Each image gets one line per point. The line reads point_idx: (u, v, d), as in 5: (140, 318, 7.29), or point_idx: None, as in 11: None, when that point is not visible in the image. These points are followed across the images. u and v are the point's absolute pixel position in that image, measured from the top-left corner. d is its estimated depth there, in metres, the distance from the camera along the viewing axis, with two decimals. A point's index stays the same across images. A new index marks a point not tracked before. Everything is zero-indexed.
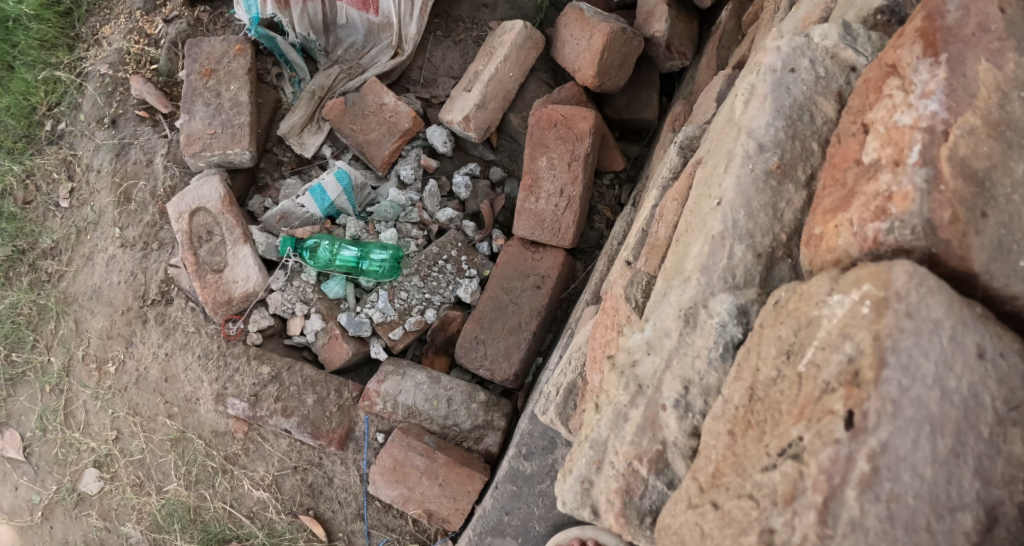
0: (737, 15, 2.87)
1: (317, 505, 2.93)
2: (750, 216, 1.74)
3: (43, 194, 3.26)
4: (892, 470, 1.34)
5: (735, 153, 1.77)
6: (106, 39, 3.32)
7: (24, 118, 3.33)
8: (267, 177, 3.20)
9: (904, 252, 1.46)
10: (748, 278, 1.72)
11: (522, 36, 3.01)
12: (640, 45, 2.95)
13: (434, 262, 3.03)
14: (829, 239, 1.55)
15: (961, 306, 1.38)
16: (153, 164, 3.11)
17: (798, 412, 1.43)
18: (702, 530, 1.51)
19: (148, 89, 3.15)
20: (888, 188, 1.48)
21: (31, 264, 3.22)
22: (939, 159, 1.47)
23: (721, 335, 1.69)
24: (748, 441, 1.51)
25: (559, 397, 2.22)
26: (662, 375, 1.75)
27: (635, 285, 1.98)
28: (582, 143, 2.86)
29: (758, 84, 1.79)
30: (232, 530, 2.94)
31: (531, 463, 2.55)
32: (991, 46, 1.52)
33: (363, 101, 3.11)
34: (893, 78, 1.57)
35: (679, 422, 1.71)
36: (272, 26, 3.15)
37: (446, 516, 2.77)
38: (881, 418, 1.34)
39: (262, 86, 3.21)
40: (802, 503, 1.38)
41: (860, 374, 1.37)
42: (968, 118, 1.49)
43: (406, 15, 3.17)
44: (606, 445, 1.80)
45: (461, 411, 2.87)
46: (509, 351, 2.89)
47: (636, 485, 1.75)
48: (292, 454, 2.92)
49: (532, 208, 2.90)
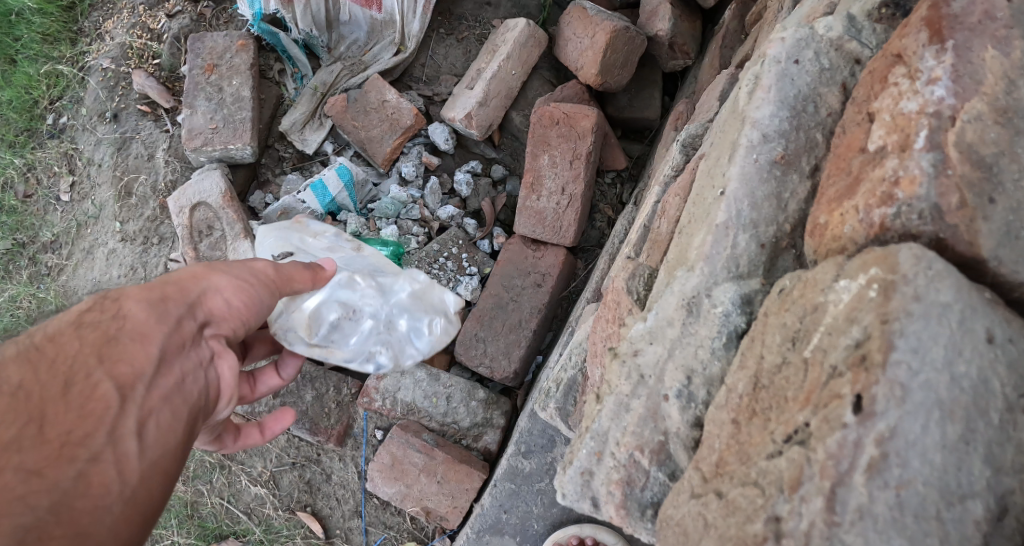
0: (740, 13, 2.86)
1: (315, 502, 2.95)
2: (754, 206, 1.73)
3: (44, 187, 3.25)
4: (900, 455, 1.32)
5: (738, 144, 1.77)
6: (109, 33, 3.31)
7: (25, 112, 3.32)
8: (267, 172, 3.19)
9: (911, 238, 1.45)
10: (752, 268, 1.72)
11: (524, 34, 3.00)
12: (643, 43, 2.94)
13: (434, 259, 3.00)
14: (834, 228, 1.55)
15: (970, 291, 1.37)
16: (154, 160, 3.11)
17: (804, 398, 1.43)
18: (706, 519, 1.50)
19: (150, 84, 3.14)
20: (895, 173, 1.48)
21: (31, 258, 3.21)
22: (946, 144, 1.46)
23: (725, 325, 1.69)
24: (753, 429, 1.51)
25: (559, 393, 2.22)
26: (665, 365, 1.74)
27: (638, 277, 1.99)
28: (583, 141, 2.85)
29: (761, 75, 1.79)
30: (229, 526, 2.97)
31: (530, 461, 2.54)
32: (997, 33, 1.51)
33: (365, 97, 3.10)
34: (899, 66, 1.57)
35: (681, 412, 1.70)
36: (275, 22, 3.15)
37: (444, 514, 2.77)
38: (889, 402, 1.32)
39: (264, 81, 3.21)
40: (808, 489, 1.36)
41: (867, 358, 1.36)
42: (975, 104, 1.48)
43: (409, 12, 3.16)
44: (607, 435, 1.79)
45: (460, 409, 2.86)
46: (509, 349, 2.87)
47: (637, 477, 1.74)
48: (290, 450, 2.96)
49: (533, 206, 2.90)
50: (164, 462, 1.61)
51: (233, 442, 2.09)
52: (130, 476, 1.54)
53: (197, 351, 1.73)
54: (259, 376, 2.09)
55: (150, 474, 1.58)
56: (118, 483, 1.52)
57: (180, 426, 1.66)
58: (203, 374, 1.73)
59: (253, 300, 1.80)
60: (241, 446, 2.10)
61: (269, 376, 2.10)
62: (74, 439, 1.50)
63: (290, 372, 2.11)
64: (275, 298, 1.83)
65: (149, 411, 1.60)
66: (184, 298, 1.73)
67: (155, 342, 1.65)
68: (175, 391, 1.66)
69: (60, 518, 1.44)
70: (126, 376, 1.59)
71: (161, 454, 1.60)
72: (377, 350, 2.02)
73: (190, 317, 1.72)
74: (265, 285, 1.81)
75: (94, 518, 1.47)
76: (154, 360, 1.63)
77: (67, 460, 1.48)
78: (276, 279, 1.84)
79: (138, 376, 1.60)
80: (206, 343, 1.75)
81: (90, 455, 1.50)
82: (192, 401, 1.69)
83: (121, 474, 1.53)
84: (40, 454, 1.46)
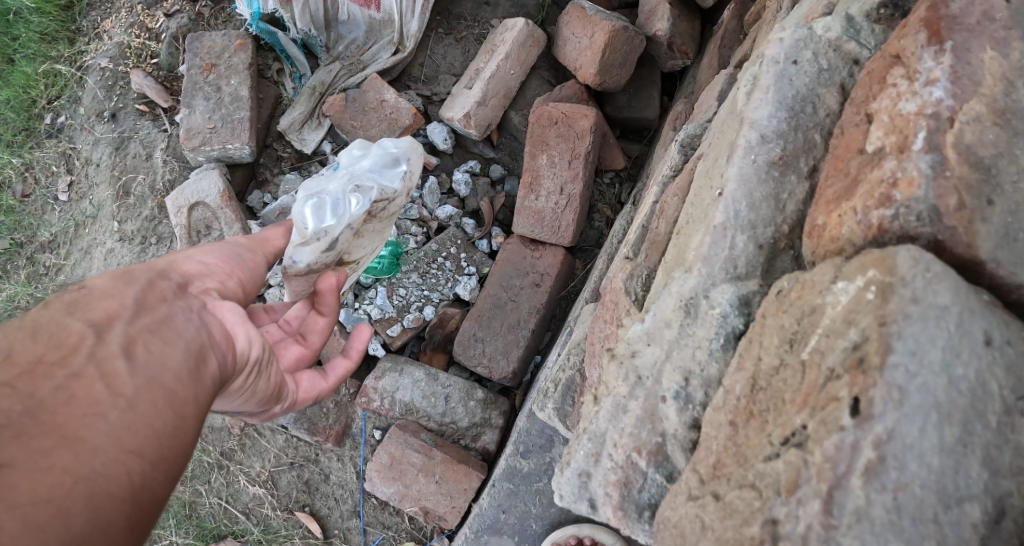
0: (739, 14, 2.85)
1: (313, 502, 2.95)
2: (752, 207, 1.72)
3: (42, 187, 3.25)
4: (898, 458, 1.31)
5: (736, 145, 1.77)
6: (107, 32, 3.30)
7: (24, 111, 3.32)
8: (266, 172, 3.19)
9: (910, 239, 1.45)
10: (750, 269, 1.71)
11: (523, 34, 3.00)
12: (641, 43, 2.94)
13: (433, 259, 3.00)
14: (832, 229, 1.55)
15: (968, 293, 1.37)
16: (152, 159, 3.10)
17: (802, 400, 1.43)
18: (703, 521, 1.50)
19: (149, 83, 3.14)
20: (893, 175, 1.47)
21: (29, 258, 3.21)
22: (944, 146, 1.46)
23: (723, 327, 1.68)
24: (751, 431, 1.50)
25: (557, 394, 2.21)
26: (662, 367, 1.74)
27: (636, 278, 1.99)
28: (582, 141, 2.85)
29: (760, 76, 1.79)
30: (227, 526, 2.96)
31: (529, 461, 2.54)
32: (995, 34, 1.51)
33: (364, 97, 3.09)
34: (897, 67, 1.57)
35: (679, 413, 1.70)
36: (273, 22, 3.15)
37: (442, 514, 2.77)
38: (887, 405, 1.32)
39: (263, 81, 3.20)
40: (805, 492, 1.35)
41: (864, 360, 1.35)
42: (973, 105, 1.48)
43: (408, 12, 3.16)
44: (605, 437, 1.78)
45: (458, 408, 2.86)
46: (507, 349, 2.86)
47: (634, 478, 1.73)
48: (289, 450, 2.96)
49: (532, 206, 2.89)
50: (167, 382, 1.51)
51: (326, 380, 1.99)
52: (124, 390, 1.46)
53: (185, 300, 1.66)
54: (305, 327, 1.99)
55: (148, 390, 1.48)
56: (108, 396, 1.44)
57: (180, 353, 1.56)
58: (198, 314, 1.65)
59: (226, 253, 1.81)
60: (337, 381, 2.01)
61: (314, 320, 1.99)
62: (49, 361, 1.45)
63: (331, 304, 1.94)
64: (264, 258, 1.89)
65: (135, 338, 1.53)
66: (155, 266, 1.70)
67: (130, 291, 1.60)
68: (164, 325, 1.58)
69: (42, 422, 1.37)
70: (101, 317, 1.54)
71: (158, 374, 1.51)
72: (357, 193, 1.88)
73: (166, 278, 1.67)
74: (235, 246, 1.85)
75: (85, 423, 1.40)
76: (132, 302, 1.58)
77: (43, 377, 1.42)
78: (254, 243, 1.89)
79: (114, 314, 1.54)
80: (196, 295, 1.69)
81: (69, 372, 1.44)
82: (191, 334, 1.60)
83: (110, 388, 1.45)
84: (11, 373, 1.42)
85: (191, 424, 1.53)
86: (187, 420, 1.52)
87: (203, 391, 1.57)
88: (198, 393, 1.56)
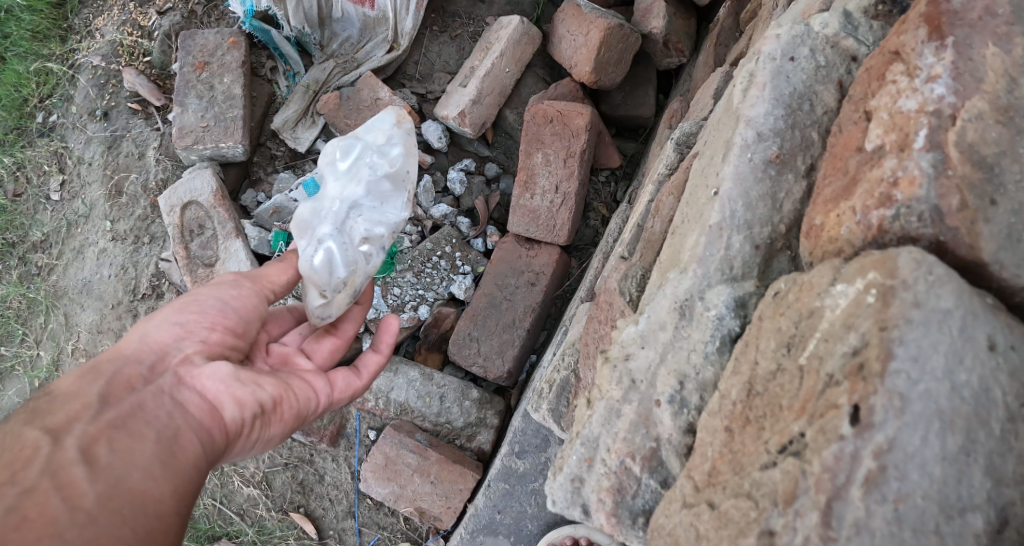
0: (735, 11, 2.81)
1: (307, 503, 2.92)
2: (749, 206, 1.69)
3: (34, 186, 3.20)
4: (899, 468, 1.28)
5: (733, 143, 1.73)
6: (99, 30, 3.25)
7: (15, 110, 3.25)
8: (260, 171, 3.16)
9: (911, 240, 1.42)
10: (747, 270, 1.68)
11: (518, 32, 2.96)
12: (638, 41, 2.91)
13: (428, 258, 2.96)
14: (830, 229, 1.52)
15: (972, 296, 1.33)
16: (145, 158, 3.07)
17: (799, 407, 1.39)
18: (698, 530, 1.47)
19: (141, 81, 3.10)
20: (894, 174, 1.44)
21: (20, 258, 3.17)
22: (946, 144, 1.43)
23: (718, 329, 1.65)
24: (747, 438, 1.47)
25: (552, 394, 2.18)
26: (656, 370, 1.71)
27: (630, 279, 1.96)
28: (577, 140, 2.81)
29: (757, 72, 1.75)
30: (221, 528, 2.93)
31: (524, 462, 2.50)
32: (997, 30, 1.48)
33: (358, 95, 3.04)
34: (897, 64, 1.53)
35: (674, 418, 1.66)
36: (267, 19, 3.11)
37: (438, 514, 2.73)
38: (888, 413, 1.29)
39: (256, 79, 3.17)
40: (803, 503, 1.32)
41: (865, 367, 1.32)
42: (975, 102, 1.45)
43: (402, 9, 3.12)
44: (598, 441, 1.75)
45: (453, 408, 2.82)
46: (502, 349, 2.83)
47: (628, 484, 1.70)
48: (283, 451, 2.93)
49: (527, 205, 2.86)
50: (135, 481, 1.52)
51: (359, 378, 2.00)
52: (84, 502, 1.45)
53: (156, 381, 1.67)
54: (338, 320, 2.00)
55: (112, 497, 1.48)
56: (66, 511, 1.43)
57: (148, 445, 1.57)
58: (170, 395, 1.66)
59: (205, 311, 1.79)
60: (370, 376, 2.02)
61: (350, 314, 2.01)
62: (1, 481, 1.44)
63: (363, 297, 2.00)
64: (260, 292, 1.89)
65: (97, 438, 1.53)
66: (125, 350, 1.71)
67: (94, 388, 1.61)
68: (130, 418, 1.59)
69: None
70: (60, 424, 1.54)
71: (125, 474, 1.51)
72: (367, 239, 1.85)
73: (137, 362, 1.68)
74: (221, 284, 1.86)
75: None
76: (95, 400, 1.59)
77: None
78: (246, 277, 1.88)
79: (74, 417, 1.55)
80: (171, 371, 1.70)
81: (23, 489, 1.43)
82: (162, 422, 1.61)
83: (69, 502, 1.44)
84: None
85: (169, 520, 1.52)
86: (162, 517, 1.52)
87: (180, 481, 1.58)
88: (176, 482, 1.57)
